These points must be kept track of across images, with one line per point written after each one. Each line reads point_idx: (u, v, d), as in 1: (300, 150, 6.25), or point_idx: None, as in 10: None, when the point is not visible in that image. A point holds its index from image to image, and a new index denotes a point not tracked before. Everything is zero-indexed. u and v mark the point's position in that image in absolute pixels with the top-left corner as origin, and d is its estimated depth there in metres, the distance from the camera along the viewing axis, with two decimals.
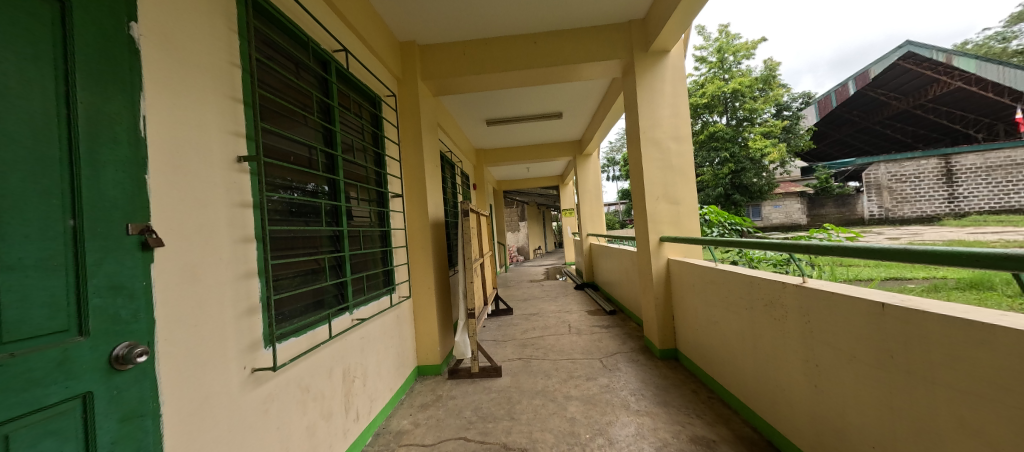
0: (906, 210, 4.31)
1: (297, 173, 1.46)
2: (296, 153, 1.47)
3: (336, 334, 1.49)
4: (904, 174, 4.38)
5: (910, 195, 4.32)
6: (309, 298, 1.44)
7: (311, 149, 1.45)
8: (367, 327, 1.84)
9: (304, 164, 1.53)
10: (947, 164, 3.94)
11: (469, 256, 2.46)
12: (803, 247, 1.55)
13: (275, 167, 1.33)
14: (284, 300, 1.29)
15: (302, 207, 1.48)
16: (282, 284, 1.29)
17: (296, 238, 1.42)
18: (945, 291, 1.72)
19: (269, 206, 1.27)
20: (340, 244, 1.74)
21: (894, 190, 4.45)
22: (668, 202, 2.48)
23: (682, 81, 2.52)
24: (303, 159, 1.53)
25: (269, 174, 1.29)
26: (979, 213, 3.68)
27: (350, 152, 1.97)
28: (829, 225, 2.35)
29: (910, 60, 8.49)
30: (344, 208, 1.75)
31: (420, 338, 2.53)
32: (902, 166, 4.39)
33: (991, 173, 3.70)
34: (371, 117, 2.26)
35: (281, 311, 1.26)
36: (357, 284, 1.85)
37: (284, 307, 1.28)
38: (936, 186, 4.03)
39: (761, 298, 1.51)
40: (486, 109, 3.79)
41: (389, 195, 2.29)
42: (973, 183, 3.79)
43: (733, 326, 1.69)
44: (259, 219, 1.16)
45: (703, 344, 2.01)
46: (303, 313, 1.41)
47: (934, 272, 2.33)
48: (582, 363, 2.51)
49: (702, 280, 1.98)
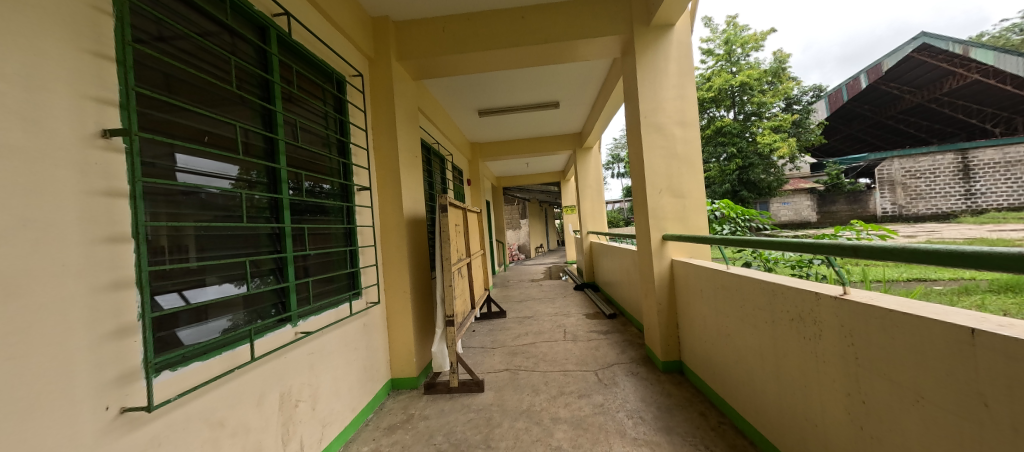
0: (922, 207, 3.94)
1: (218, 156, 1.21)
2: (219, 134, 1.24)
3: (260, 355, 1.24)
4: (920, 170, 4.03)
5: (925, 192, 3.95)
6: (242, 307, 1.28)
7: (238, 128, 1.20)
8: (316, 340, 1.58)
9: (229, 148, 1.28)
10: (965, 159, 3.53)
11: (448, 258, 2.20)
12: (817, 248, 1.25)
13: (182, 147, 1.09)
14: (201, 311, 1.11)
15: (224, 199, 1.24)
16: (191, 293, 1.07)
17: (213, 238, 1.18)
18: (978, 294, 1.52)
19: (162, 198, 1.01)
20: (282, 244, 1.49)
21: (908, 186, 4.13)
22: (673, 195, 2.19)
23: (690, 59, 2.21)
24: (229, 141, 1.29)
25: (172, 156, 1.05)
26: (997, 210, 3.23)
27: (304, 138, 1.71)
28: (858, 221, 2.02)
29: (924, 52, 8.00)
30: (286, 201, 1.50)
31: (394, 347, 2.28)
32: (918, 160, 4.05)
33: (1011, 169, 3.29)
34: (334, 100, 2.00)
35: (174, 331, 1.02)
36: (302, 292, 1.60)
37: (185, 322, 1.05)
38: (950, 180, 3.61)
39: (778, 310, 1.22)
40: (476, 96, 3.51)
41: (354, 188, 2.02)
42: (992, 180, 3.38)
43: (747, 341, 1.41)
44: (136, 213, 0.92)
45: (713, 359, 1.72)
46: (220, 328, 1.17)
47: (958, 272, 2.09)
48: (575, 377, 2.24)
49: (711, 285, 1.70)
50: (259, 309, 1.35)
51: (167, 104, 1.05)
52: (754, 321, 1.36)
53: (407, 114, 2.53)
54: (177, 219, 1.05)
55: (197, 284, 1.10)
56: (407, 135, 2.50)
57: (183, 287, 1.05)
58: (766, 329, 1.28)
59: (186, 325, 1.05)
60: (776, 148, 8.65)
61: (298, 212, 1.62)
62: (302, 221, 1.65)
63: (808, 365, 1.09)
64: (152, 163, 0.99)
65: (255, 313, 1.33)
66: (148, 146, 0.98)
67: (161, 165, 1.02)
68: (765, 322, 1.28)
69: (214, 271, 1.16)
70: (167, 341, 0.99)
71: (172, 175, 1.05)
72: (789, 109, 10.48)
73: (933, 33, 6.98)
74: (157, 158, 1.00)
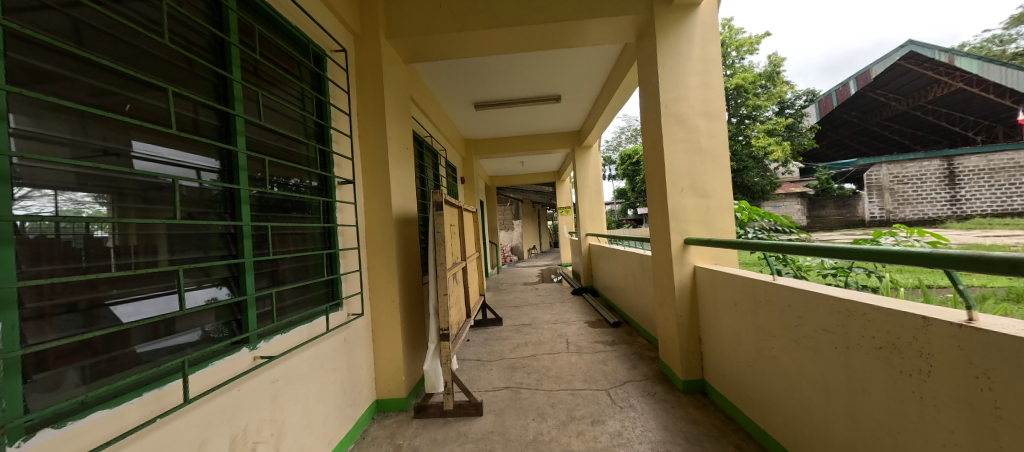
0: (908, 214, 3.48)
1: (155, 136, 0.93)
2: (148, 104, 0.94)
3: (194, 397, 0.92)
4: (905, 175, 3.50)
5: (912, 198, 3.50)
6: (218, 317, 1.10)
7: (185, 98, 0.93)
8: (284, 364, 1.29)
9: (159, 122, 0.99)
10: (950, 166, 3.29)
11: (443, 262, 1.92)
12: (889, 257, 1.00)
13: (140, 132, 0.90)
14: (159, 325, 0.91)
15: (159, 195, 0.94)
16: (122, 311, 0.81)
17: (142, 239, 0.88)
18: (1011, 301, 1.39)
19: (64, 185, 0.73)
20: (238, 246, 1.18)
21: (895, 192, 3.54)
22: (695, 195, 1.96)
23: (714, 43, 2.00)
24: (163, 115, 1.00)
25: (129, 142, 0.87)
26: (984, 217, 3.07)
27: (271, 118, 1.43)
28: (900, 226, 1.83)
29: (912, 60, 8.02)
30: (243, 194, 1.19)
31: (380, 364, 1.99)
32: (904, 165, 3.49)
33: (994, 176, 3.15)
34: (312, 76, 1.70)
35: (84, 367, 0.74)
36: (261, 307, 1.27)
37: (112, 348, 0.80)
38: (935, 186, 3.37)
39: (861, 334, 0.99)
40: (472, 85, 3.25)
41: (334, 181, 1.74)
42: (975, 186, 3.19)
43: (805, 367, 1.19)
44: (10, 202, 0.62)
45: (750, 383, 1.50)
46: (172, 350, 0.94)
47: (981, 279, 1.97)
48: (585, 397, 2.00)
49: (750, 299, 1.47)
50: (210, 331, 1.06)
51: (72, 59, 0.77)
52: (819, 345, 1.13)
53: (398, 100, 2.26)
54: (149, 215, 0.91)
55: (170, 292, 0.94)
56: (398, 124, 2.23)
57: (151, 296, 0.89)
58: (840, 356, 1.06)
59: (144, 342, 0.87)
60: (771, 152, 8.62)
61: (263, 207, 1.32)
62: (269, 218, 1.35)
63: (912, 407, 0.86)
64: (105, 147, 0.81)
65: (208, 333, 1.06)
66: (42, 115, 0.70)
67: (124, 154, 0.85)
68: (839, 348, 1.06)
69: (187, 276, 0.99)
70: (111, 362, 0.79)
71: (130, 164, 0.87)
72: (784, 113, 10.42)
73: (922, 43, 6.99)
74: (70, 134, 0.74)
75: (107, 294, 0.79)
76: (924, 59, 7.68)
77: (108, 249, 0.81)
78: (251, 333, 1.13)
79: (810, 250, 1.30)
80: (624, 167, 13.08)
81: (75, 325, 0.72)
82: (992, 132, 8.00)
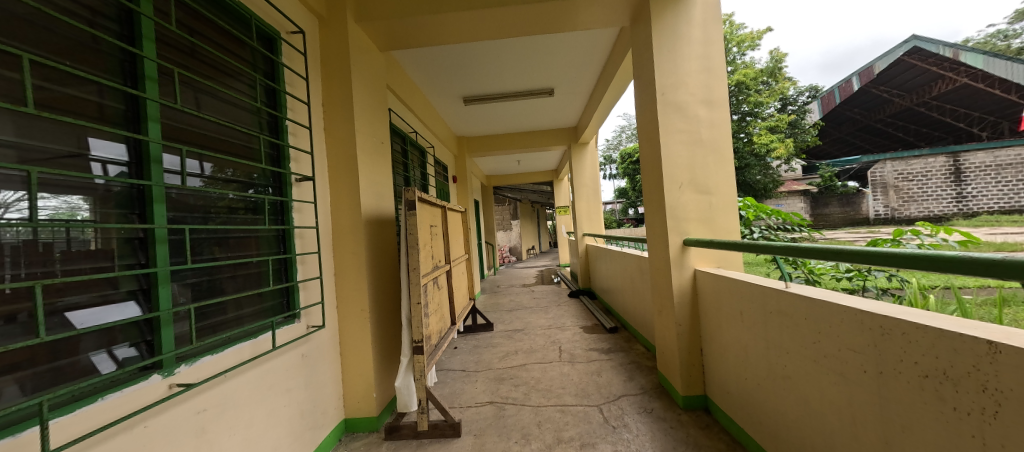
0: (914, 210, 3.05)
1: (55, 125, 0.78)
2: (46, 89, 0.77)
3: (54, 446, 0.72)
4: (911, 172, 3.10)
5: (916, 195, 3.08)
6: (144, 335, 0.97)
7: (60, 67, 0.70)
8: (212, 391, 1.09)
9: (74, 111, 0.84)
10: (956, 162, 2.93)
11: (416, 268, 1.73)
12: (924, 263, 0.79)
13: (44, 123, 0.76)
14: (116, 331, 0.88)
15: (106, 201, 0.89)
16: (77, 316, 0.79)
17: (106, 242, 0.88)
18: None
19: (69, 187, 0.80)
20: (151, 253, 0.98)
21: (900, 188, 3.12)
22: (696, 191, 1.77)
23: (716, 23, 1.81)
24: (73, 101, 0.84)
25: (84, 142, 0.84)
26: (992, 213, 2.76)
27: (208, 106, 1.23)
28: (922, 223, 1.62)
29: (915, 56, 7.37)
30: (156, 191, 0.98)
31: (348, 380, 1.80)
32: (909, 162, 3.11)
33: (998, 172, 2.82)
34: (263, 60, 1.51)
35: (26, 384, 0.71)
36: (180, 324, 1.06)
37: (60, 356, 0.76)
38: (940, 182, 2.98)
39: (900, 358, 0.78)
40: (457, 76, 3.06)
41: (290, 177, 1.55)
42: (980, 181, 2.88)
43: (831, 394, 0.98)
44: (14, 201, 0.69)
45: (761, 406, 1.30)
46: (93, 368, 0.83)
47: None
48: (575, 415, 1.81)
49: (760, 310, 1.27)
50: (139, 344, 0.95)
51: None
52: (847, 368, 0.92)
53: (371, 90, 2.08)
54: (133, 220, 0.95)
55: (101, 302, 0.85)
56: (370, 115, 2.04)
57: (101, 303, 0.85)
58: (872, 383, 0.85)
59: (97, 349, 0.84)
60: (772, 149, 8.42)
61: (194, 208, 1.13)
62: (202, 219, 1.15)
63: None
64: (71, 152, 0.81)
65: (142, 346, 0.96)
66: None
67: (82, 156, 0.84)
68: (871, 373, 0.85)
69: (118, 285, 0.90)
70: (54, 372, 0.75)
71: (86, 166, 0.85)
72: (786, 110, 10.20)
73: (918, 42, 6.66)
74: (15, 135, 0.70)
75: (59, 302, 0.76)
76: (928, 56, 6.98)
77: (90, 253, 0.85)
78: (172, 353, 0.95)
79: (834, 254, 1.10)
80: (624, 166, 12.90)
81: (14, 335, 0.68)
82: (997, 129, 8.11)
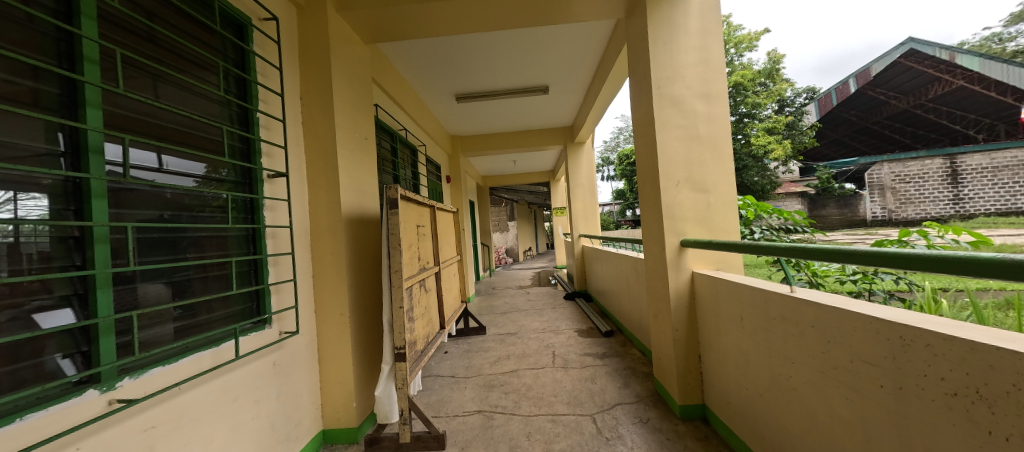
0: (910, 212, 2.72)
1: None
2: None
3: None
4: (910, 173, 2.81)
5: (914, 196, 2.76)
6: (83, 344, 0.87)
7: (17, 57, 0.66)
8: (162, 406, 0.99)
9: (14, 100, 0.77)
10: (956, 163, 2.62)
11: (398, 270, 1.63)
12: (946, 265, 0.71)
13: None
14: (70, 336, 0.84)
15: (59, 199, 0.84)
16: (42, 317, 0.78)
17: (63, 242, 0.84)
18: None
19: (49, 186, 0.82)
20: (87, 254, 0.88)
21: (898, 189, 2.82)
22: (693, 189, 1.69)
23: (714, 14, 1.72)
24: (12, 88, 0.77)
25: (42, 137, 0.81)
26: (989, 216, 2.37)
27: (168, 94, 1.14)
28: (931, 222, 1.53)
29: (913, 58, 7.16)
30: (98, 184, 0.89)
31: (327, 388, 1.70)
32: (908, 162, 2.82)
33: (998, 174, 2.45)
34: (233, 48, 1.42)
35: None
36: (123, 332, 0.96)
37: (10, 361, 0.73)
38: (936, 184, 2.66)
39: (923, 373, 0.69)
40: (448, 71, 2.97)
41: (261, 173, 1.45)
42: (978, 184, 2.49)
43: (841, 410, 0.89)
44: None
45: (764, 419, 1.20)
46: (18, 381, 0.74)
47: None
48: (566, 425, 1.72)
49: (763, 316, 1.18)
50: (73, 354, 0.84)
51: None
52: (860, 382, 0.83)
53: (354, 83, 1.98)
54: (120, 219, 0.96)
55: (41, 308, 0.79)
56: (353, 109, 1.95)
57: (50, 306, 0.80)
58: (890, 400, 0.76)
59: (58, 352, 0.81)
60: (771, 150, 8.36)
61: (151, 206, 1.04)
62: (153, 216, 1.05)
63: None
64: (41, 149, 0.81)
65: (78, 356, 0.85)
66: None
67: (51, 154, 0.83)
68: (889, 389, 0.76)
69: (50, 290, 0.80)
70: (9, 376, 0.72)
71: (56, 164, 0.84)
72: (784, 111, 10.15)
73: (921, 40, 6.12)
74: None
75: (27, 305, 0.76)
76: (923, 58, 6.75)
77: (44, 255, 0.80)
78: (112, 365, 0.85)
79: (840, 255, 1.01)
80: (622, 167, 12.81)
81: None
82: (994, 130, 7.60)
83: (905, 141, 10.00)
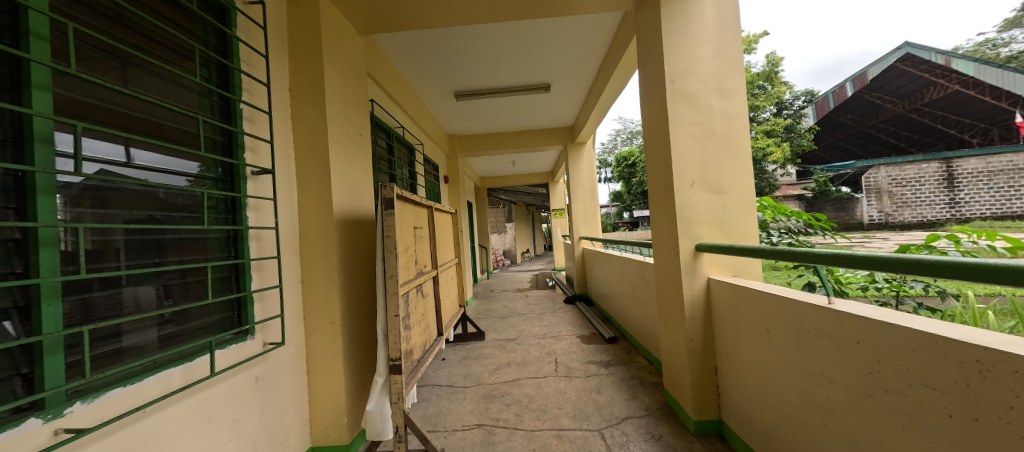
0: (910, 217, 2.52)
1: None
2: None
3: None
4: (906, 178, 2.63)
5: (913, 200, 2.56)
6: (24, 365, 0.74)
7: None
8: (122, 433, 0.86)
9: None
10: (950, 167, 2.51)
11: (394, 274, 1.51)
12: (1003, 277, 0.63)
13: None
14: (13, 354, 0.71)
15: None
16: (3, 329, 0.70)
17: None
18: None
19: None
20: (31, 259, 0.75)
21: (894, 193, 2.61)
22: (708, 190, 1.59)
23: (731, 4, 1.63)
24: None
25: None
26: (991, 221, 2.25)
27: (137, 81, 1.02)
28: (963, 227, 1.45)
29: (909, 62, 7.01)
30: (47, 179, 0.77)
31: (316, 403, 1.58)
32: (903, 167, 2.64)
33: (992, 178, 2.40)
34: (213, 33, 1.30)
35: None
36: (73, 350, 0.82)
37: None
38: (931, 188, 2.56)
39: (1004, 404, 0.59)
40: (447, 66, 2.86)
41: (244, 169, 1.33)
42: (975, 187, 2.41)
43: (893, 440, 0.79)
44: None
45: (793, 441, 1.10)
46: None
47: None
48: (572, 442, 1.60)
49: (795, 328, 1.08)
50: (9, 378, 0.71)
51: None
52: (922, 411, 0.73)
53: (348, 75, 1.87)
54: (106, 221, 0.90)
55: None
56: (347, 103, 1.84)
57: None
58: (963, 434, 0.65)
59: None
60: (770, 153, 8.33)
61: (132, 206, 0.97)
62: (139, 216, 0.99)
63: None
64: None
65: (18, 380, 0.73)
66: None
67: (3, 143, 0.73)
68: (961, 420, 0.66)
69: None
70: None
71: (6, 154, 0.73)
72: (783, 114, 10.15)
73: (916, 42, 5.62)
74: None
75: None
76: (918, 63, 6.56)
77: None
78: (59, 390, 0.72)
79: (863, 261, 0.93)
80: (620, 169, 12.77)
81: None
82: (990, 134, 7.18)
83: (902, 144, 10.01)
